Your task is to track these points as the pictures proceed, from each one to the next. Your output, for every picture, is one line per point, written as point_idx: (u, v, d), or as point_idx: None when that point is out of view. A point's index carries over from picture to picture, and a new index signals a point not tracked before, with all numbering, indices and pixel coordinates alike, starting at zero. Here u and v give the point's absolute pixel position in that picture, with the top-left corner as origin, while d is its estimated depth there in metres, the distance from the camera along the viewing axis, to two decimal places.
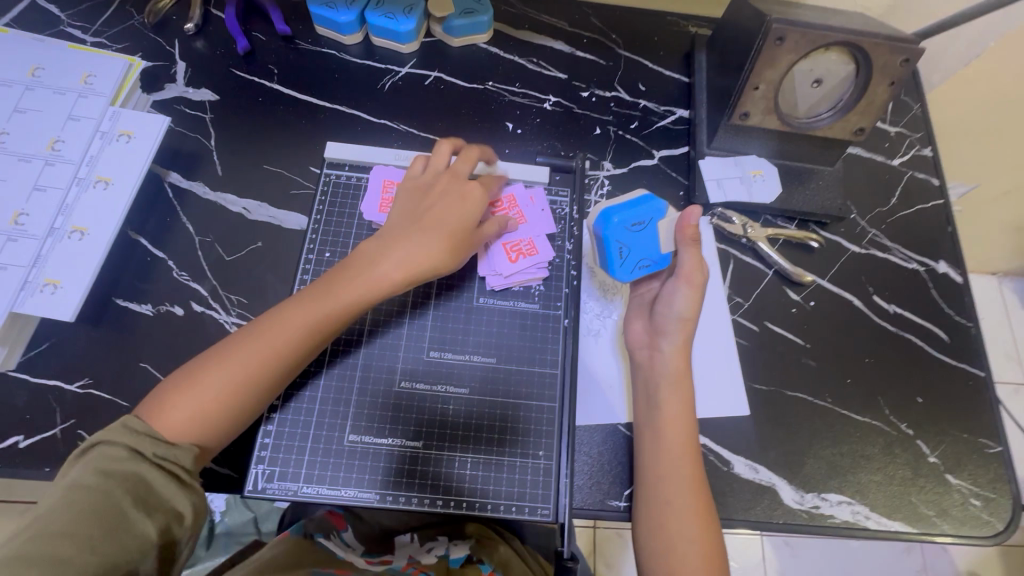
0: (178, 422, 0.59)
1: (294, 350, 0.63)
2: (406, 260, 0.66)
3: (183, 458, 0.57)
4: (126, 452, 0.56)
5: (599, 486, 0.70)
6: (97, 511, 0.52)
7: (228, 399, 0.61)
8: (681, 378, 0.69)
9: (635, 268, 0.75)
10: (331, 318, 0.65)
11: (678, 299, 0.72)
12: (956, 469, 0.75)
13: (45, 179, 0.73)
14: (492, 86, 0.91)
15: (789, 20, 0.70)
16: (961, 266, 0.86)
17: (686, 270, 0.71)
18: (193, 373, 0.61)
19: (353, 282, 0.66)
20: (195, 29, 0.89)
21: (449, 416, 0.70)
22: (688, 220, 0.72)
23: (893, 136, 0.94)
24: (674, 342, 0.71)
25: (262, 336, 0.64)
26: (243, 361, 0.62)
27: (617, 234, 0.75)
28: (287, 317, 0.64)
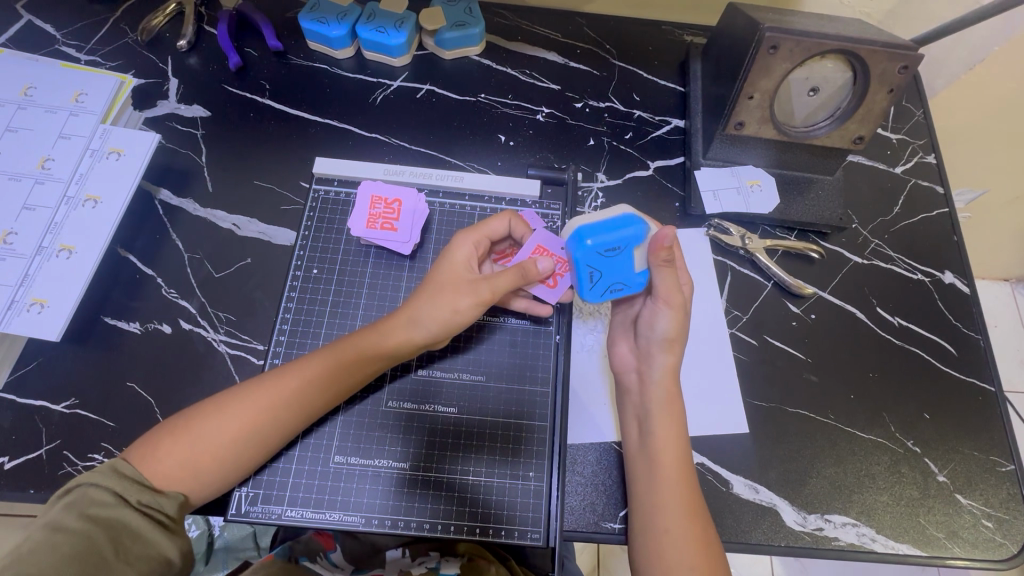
0: (169, 470, 0.58)
1: (298, 410, 0.62)
2: (418, 322, 0.64)
3: (168, 507, 0.57)
4: (113, 496, 0.56)
5: (592, 507, 0.68)
6: (79, 557, 0.52)
7: (223, 453, 0.60)
8: (670, 402, 0.67)
9: (607, 292, 0.69)
10: (344, 374, 0.64)
11: (660, 321, 0.68)
12: (966, 488, 0.72)
13: (34, 199, 0.73)
14: (485, 98, 0.90)
15: (783, 29, 0.68)
16: (968, 276, 0.83)
17: (663, 292, 0.67)
18: (192, 419, 0.60)
19: (367, 345, 0.64)
20: (188, 45, 0.90)
21: (438, 436, 0.68)
22: (662, 241, 0.64)
23: (894, 144, 0.92)
24: (660, 366, 0.68)
25: (260, 390, 0.62)
26: (240, 417, 0.60)
27: (589, 259, 0.66)
28: (295, 376, 0.63)
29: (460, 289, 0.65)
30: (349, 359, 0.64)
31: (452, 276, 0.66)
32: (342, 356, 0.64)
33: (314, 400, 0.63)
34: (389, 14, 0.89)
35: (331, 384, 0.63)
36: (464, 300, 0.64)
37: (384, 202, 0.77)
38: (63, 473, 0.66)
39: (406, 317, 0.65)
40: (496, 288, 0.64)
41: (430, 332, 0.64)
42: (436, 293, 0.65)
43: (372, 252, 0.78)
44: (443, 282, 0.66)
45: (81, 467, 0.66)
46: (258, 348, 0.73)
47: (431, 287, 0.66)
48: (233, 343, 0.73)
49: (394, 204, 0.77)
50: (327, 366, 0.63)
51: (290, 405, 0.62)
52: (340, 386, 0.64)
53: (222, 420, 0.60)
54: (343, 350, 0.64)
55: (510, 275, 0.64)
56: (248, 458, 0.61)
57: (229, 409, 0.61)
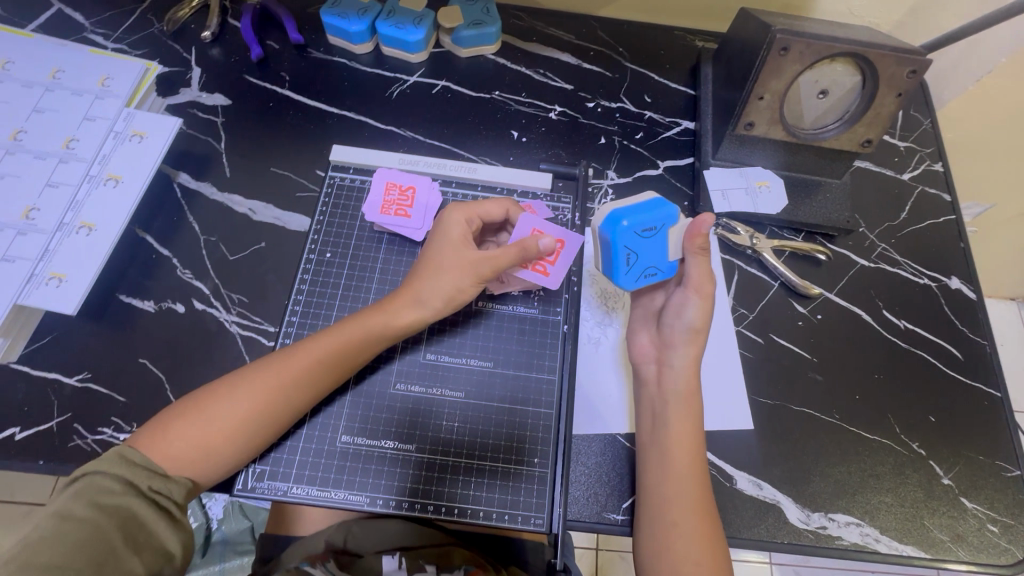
0: (179, 451, 0.59)
1: (305, 388, 0.63)
2: (425, 300, 0.66)
3: (177, 493, 0.58)
4: (122, 483, 0.56)
5: (596, 498, 0.68)
6: (88, 545, 0.51)
7: (232, 432, 0.60)
8: (689, 396, 0.67)
9: (642, 276, 0.71)
10: (352, 348, 0.65)
11: (687, 311, 0.69)
12: (971, 492, 0.72)
13: (57, 177, 0.74)
14: (499, 95, 0.92)
15: (794, 31, 0.70)
16: (974, 282, 0.84)
17: (694, 280, 0.69)
18: (201, 400, 0.61)
19: (373, 322, 0.65)
20: (212, 37, 0.92)
21: (443, 420, 0.69)
22: (700, 228, 0.67)
23: (902, 151, 0.93)
24: (683, 357, 0.69)
25: (268, 370, 0.63)
26: (250, 397, 0.61)
27: (626, 239, 0.67)
28: (303, 354, 0.64)
29: (458, 267, 0.66)
30: (357, 335, 0.65)
31: (449, 256, 0.67)
32: (346, 335, 0.65)
33: (321, 380, 0.64)
34: (408, 12, 0.91)
35: (340, 363, 0.64)
36: (467, 278, 0.65)
37: (399, 189, 0.79)
38: (73, 446, 0.67)
39: (410, 299, 0.66)
40: (496, 266, 0.65)
41: (434, 311, 0.66)
42: (440, 276, 0.66)
43: (385, 238, 0.79)
44: (444, 263, 0.66)
45: (91, 440, 0.67)
46: (269, 329, 0.74)
47: (430, 268, 0.67)
48: (245, 323, 0.75)
49: (409, 191, 0.79)
50: (334, 345, 0.64)
51: (297, 385, 0.63)
52: (348, 365, 0.65)
53: (230, 400, 0.61)
54: (348, 330, 0.65)
55: (509, 251, 0.65)
56: (256, 437, 0.62)
57: (238, 390, 0.61)
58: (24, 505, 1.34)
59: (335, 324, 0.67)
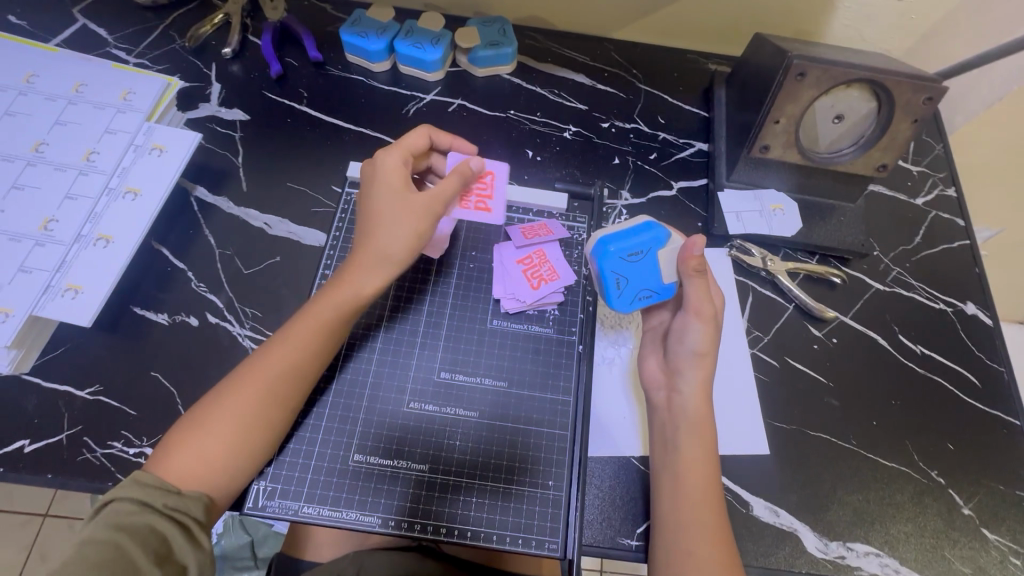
0: (184, 469, 0.57)
1: (290, 376, 0.63)
2: (384, 251, 0.66)
3: (195, 510, 0.56)
4: (137, 503, 0.54)
5: (609, 523, 0.67)
6: (109, 567, 0.51)
7: (232, 438, 0.59)
8: (702, 422, 0.66)
9: (636, 299, 0.71)
10: (322, 322, 0.64)
11: (689, 337, 0.68)
12: (993, 523, 0.71)
13: (77, 189, 0.75)
14: (514, 114, 0.93)
15: (810, 57, 0.70)
16: (990, 308, 0.83)
17: (694, 304, 0.68)
18: (195, 415, 0.60)
19: (337, 291, 0.66)
20: (233, 53, 0.93)
21: (456, 439, 0.68)
22: (692, 250, 0.67)
23: (915, 175, 0.93)
24: (691, 382, 0.67)
25: (248, 371, 0.62)
26: (241, 394, 0.61)
27: (612, 263, 0.70)
28: (278, 344, 0.64)
29: (407, 212, 0.67)
30: (325, 308, 0.65)
31: (395, 203, 0.67)
32: (321, 316, 0.65)
33: (305, 365, 0.63)
34: (426, 31, 0.93)
35: (314, 341, 0.64)
36: (420, 217, 0.67)
37: None
38: (82, 460, 0.66)
39: (372, 253, 0.66)
40: (444, 201, 0.68)
41: (398, 258, 0.67)
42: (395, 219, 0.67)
43: None
44: (394, 206, 0.67)
45: (101, 454, 0.66)
46: None
47: (381, 222, 0.67)
48: (258, 338, 0.74)
49: None
50: (307, 326, 0.64)
51: (284, 376, 0.62)
52: (326, 344, 0.65)
53: (220, 408, 0.60)
54: (319, 309, 0.65)
55: (452, 180, 0.69)
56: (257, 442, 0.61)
57: (225, 396, 0.61)
58: (24, 514, 1.33)
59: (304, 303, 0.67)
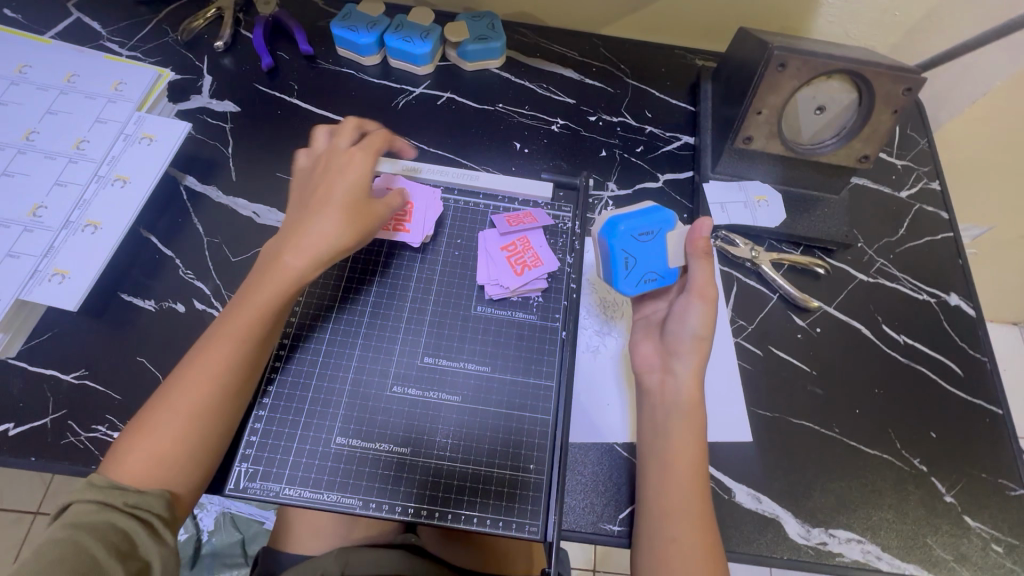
0: (137, 469, 0.56)
1: (231, 359, 0.61)
2: (324, 238, 0.65)
3: (156, 506, 0.55)
4: (96, 504, 0.54)
5: (592, 508, 0.67)
6: (69, 562, 0.50)
7: (182, 431, 0.58)
8: (693, 409, 0.66)
9: (641, 281, 0.72)
10: (260, 305, 0.63)
11: (690, 318, 0.69)
12: (975, 511, 0.71)
13: (66, 176, 0.76)
14: (502, 107, 0.94)
15: (791, 48, 0.72)
16: (973, 299, 0.84)
17: (697, 285, 0.70)
18: (140, 420, 0.59)
19: (272, 276, 0.64)
20: (225, 46, 0.94)
21: (438, 423, 0.68)
22: (699, 232, 0.70)
23: (900, 169, 0.94)
24: (687, 367, 0.68)
25: (186, 365, 0.61)
26: (187, 387, 0.59)
27: (623, 243, 0.70)
28: (215, 333, 0.62)
29: (347, 203, 0.67)
30: (264, 292, 0.63)
31: (339, 195, 0.67)
32: (259, 299, 0.63)
33: (246, 347, 0.62)
34: (415, 26, 0.94)
35: (251, 323, 0.62)
36: (363, 209, 0.67)
37: None
38: (66, 443, 0.66)
39: (316, 238, 0.65)
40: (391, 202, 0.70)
41: (344, 245, 0.66)
42: (338, 207, 0.66)
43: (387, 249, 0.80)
44: (334, 198, 0.67)
45: (85, 438, 0.67)
46: None
47: (322, 211, 0.66)
48: None
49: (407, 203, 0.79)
50: (244, 312, 0.63)
51: (222, 363, 0.61)
52: (264, 324, 0.63)
53: (161, 408, 0.59)
54: (257, 296, 0.63)
55: (397, 194, 0.72)
56: (209, 431, 0.59)
57: (166, 395, 0.59)
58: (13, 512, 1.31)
59: (241, 286, 0.66)
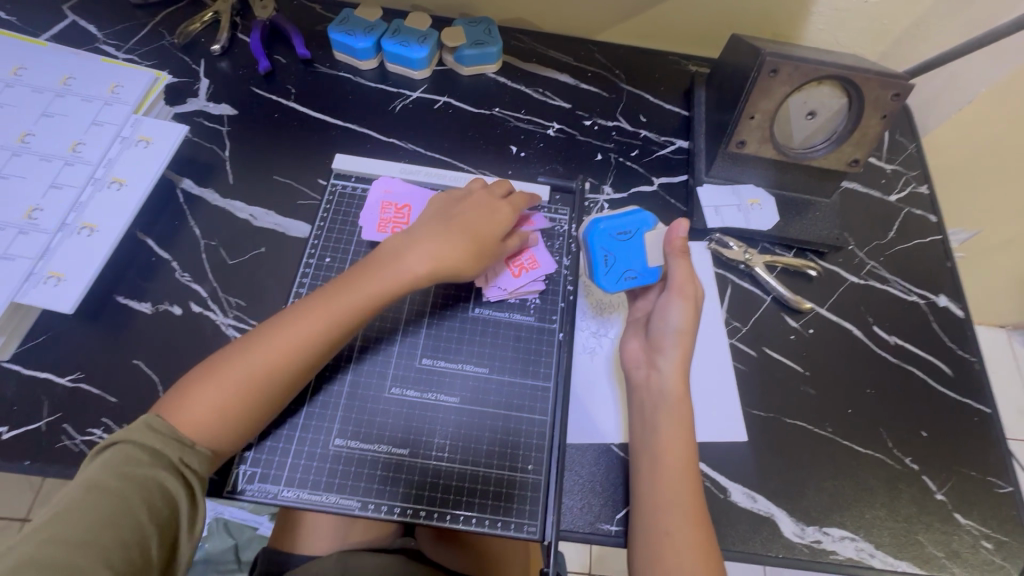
0: (199, 417, 0.58)
1: (323, 344, 0.63)
2: (441, 262, 0.68)
3: (199, 467, 0.57)
4: (149, 454, 0.55)
5: (589, 508, 0.67)
6: (114, 518, 0.50)
7: (249, 397, 0.60)
8: (679, 403, 0.67)
9: (621, 279, 0.74)
10: (361, 304, 0.65)
11: (671, 314, 0.70)
12: (966, 508, 0.72)
13: (62, 178, 0.75)
14: (499, 112, 0.95)
15: (783, 54, 0.73)
16: (962, 300, 0.85)
17: (677, 282, 0.71)
18: (218, 364, 0.61)
19: (374, 276, 0.66)
20: (221, 50, 0.95)
21: (437, 425, 0.68)
22: (676, 233, 0.72)
23: (889, 173, 0.96)
24: (671, 361, 0.69)
25: (284, 332, 0.62)
26: (268, 349, 0.61)
27: (602, 241, 0.76)
28: (314, 308, 0.64)
29: (471, 235, 0.70)
30: (367, 291, 0.65)
31: (469, 226, 0.70)
32: (358, 294, 0.65)
33: (336, 337, 0.64)
34: (412, 31, 0.95)
35: (349, 319, 0.64)
36: (484, 246, 0.71)
37: (395, 208, 0.80)
38: (61, 446, 0.66)
39: (429, 258, 0.68)
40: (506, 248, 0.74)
41: (455, 276, 0.69)
42: (460, 236, 0.69)
43: None
44: (458, 225, 0.70)
45: (80, 441, 0.66)
46: None
47: (443, 235, 0.69)
48: (241, 327, 0.75)
49: (404, 209, 0.80)
50: (346, 303, 0.64)
51: (313, 344, 0.63)
52: (357, 323, 0.65)
53: (247, 366, 0.60)
54: (358, 287, 0.65)
55: (517, 239, 0.75)
56: (270, 403, 0.62)
57: (253, 355, 0.61)
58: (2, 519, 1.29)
59: (343, 274, 0.68)
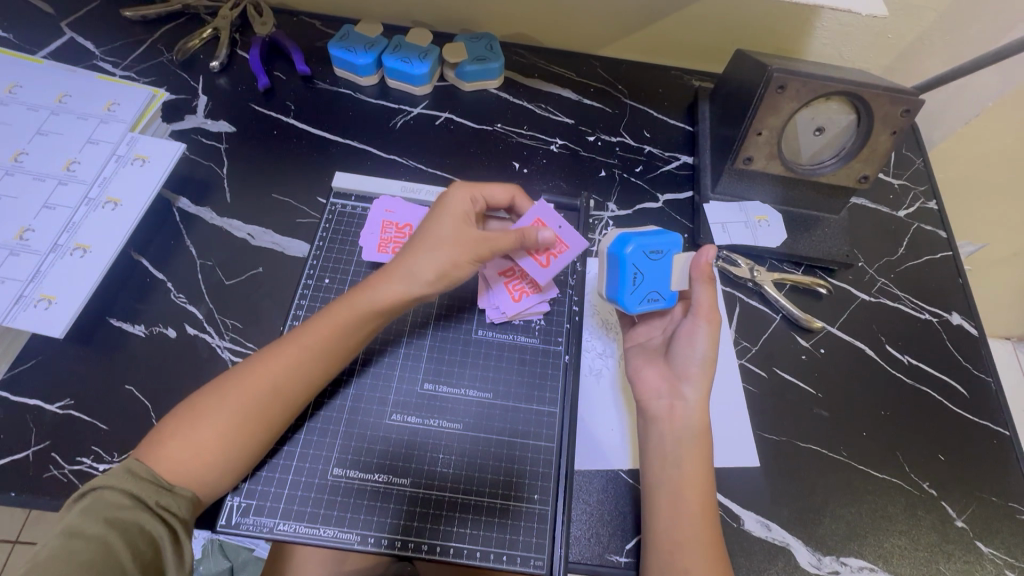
0: (178, 458, 0.56)
1: (299, 372, 0.62)
2: (413, 275, 0.66)
3: (182, 509, 0.55)
4: (129, 499, 0.53)
5: (597, 538, 0.64)
6: (97, 564, 0.48)
7: (223, 432, 0.58)
8: (702, 435, 0.65)
9: (645, 299, 0.72)
10: (337, 329, 0.64)
11: (699, 341, 0.69)
12: (987, 536, 0.69)
13: (55, 199, 0.74)
14: (501, 128, 0.94)
15: (790, 70, 0.72)
16: (975, 318, 0.83)
17: (702, 308, 0.69)
18: (195, 401, 0.59)
19: (350, 300, 0.66)
20: (220, 67, 0.94)
21: (439, 453, 0.66)
22: (705, 256, 0.70)
23: (897, 188, 0.95)
24: (697, 391, 0.67)
25: (258, 362, 0.61)
26: (245, 386, 0.59)
27: (635, 259, 0.69)
28: (291, 338, 0.63)
29: (450, 245, 0.66)
30: (344, 318, 0.64)
31: (444, 231, 0.67)
32: (335, 319, 0.64)
33: (312, 362, 0.62)
34: (413, 47, 0.94)
35: (329, 347, 0.63)
36: (462, 255, 0.66)
37: (396, 227, 0.79)
38: (48, 477, 0.63)
39: (402, 272, 0.66)
40: (494, 248, 0.67)
41: (427, 284, 0.66)
42: (432, 245, 0.67)
43: None
44: (427, 233, 0.68)
45: (69, 470, 0.64)
46: None
47: (417, 247, 0.67)
48: (237, 350, 0.72)
49: (405, 229, 0.79)
50: (324, 330, 0.63)
51: (289, 372, 0.61)
52: (337, 348, 0.64)
53: (221, 400, 0.59)
54: (337, 312, 0.65)
55: (508, 238, 0.67)
56: (249, 441, 0.59)
57: (229, 388, 0.59)
58: None
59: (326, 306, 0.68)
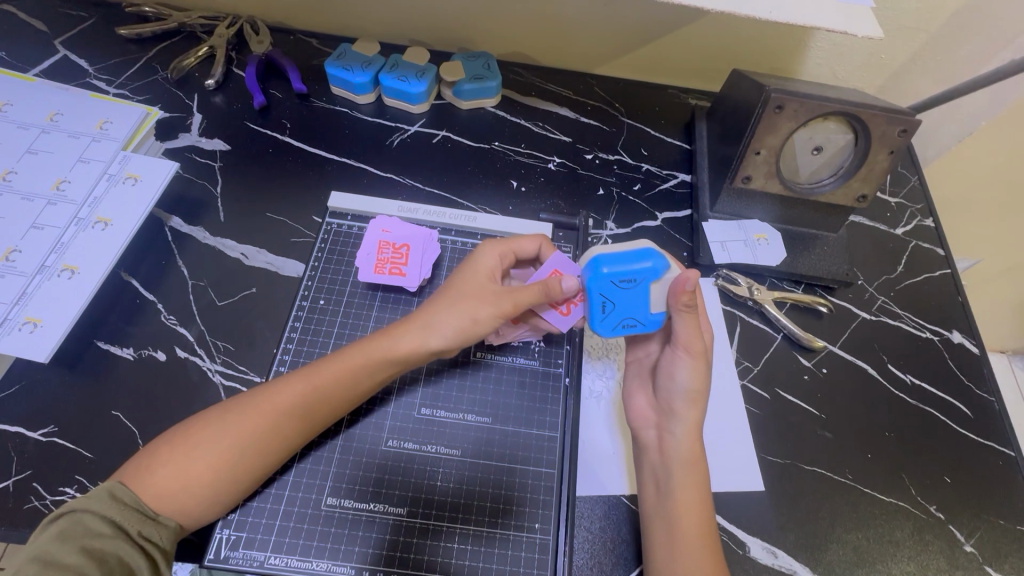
0: (165, 486, 0.54)
1: (303, 411, 0.59)
2: (433, 326, 0.62)
3: (163, 540, 0.53)
4: (110, 527, 0.51)
5: (600, 568, 0.62)
6: None
7: (217, 464, 0.56)
8: (694, 464, 0.63)
9: (618, 326, 0.67)
10: (349, 376, 0.61)
11: (678, 373, 0.65)
12: (996, 560, 0.68)
13: (44, 219, 0.72)
14: (498, 146, 0.94)
15: (787, 91, 0.72)
16: (975, 337, 0.83)
17: (683, 340, 0.65)
18: (192, 427, 0.57)
19: (366, 348, 0.63)
20: (215, 84, 0.93)
21: (437, 481, 0.64)
22: (683, 285, 0.62)
23: (893, 207, 0.95)
24: (683, 424, 0.64)
25: (263, 397, 0.59)
26: (247, 419, 0.58)
27: (602, 287, 0.64)
28: (299, 375, 0.61)
29: (475, 296, 0.63)
30: (356, 362, 0.62)
31: (470, 283, 0.65)
32: (347, 363, 0.62)
33: (319, 407, 0.60)
34: (410, 65, 0.93)
35: (339, 393, 0.61)
36: (486, 308, 0.62)
37: (392, 247, 0.78)
38: (29, 508, 0.61)
39: (423, 321, 0.63)
40: (517, 302, 0.62)
41: (448, 338, 0.62)
42: (457, 295, 0.64)
43: (379, 295, 0.77)
44: (455, 284, 0.65)
45: (50, 501, 0.61)
46: (254, 379, 0.70)
47: (442, 298, 0.64)
48: (229, 373, 0.70)
49: (403, 248, 0.78)
50: (334, 372, 0.61)
51: (294, 412, 0.59)
52: (346, 394, 0.61)
53: (219, 431, 0.57)
54: (350, 356, 0.63)
55: (530, 292, 0.63)
56: (242, 473, 0.57)
57: (229, 419, 0.58)
58: None
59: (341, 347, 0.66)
